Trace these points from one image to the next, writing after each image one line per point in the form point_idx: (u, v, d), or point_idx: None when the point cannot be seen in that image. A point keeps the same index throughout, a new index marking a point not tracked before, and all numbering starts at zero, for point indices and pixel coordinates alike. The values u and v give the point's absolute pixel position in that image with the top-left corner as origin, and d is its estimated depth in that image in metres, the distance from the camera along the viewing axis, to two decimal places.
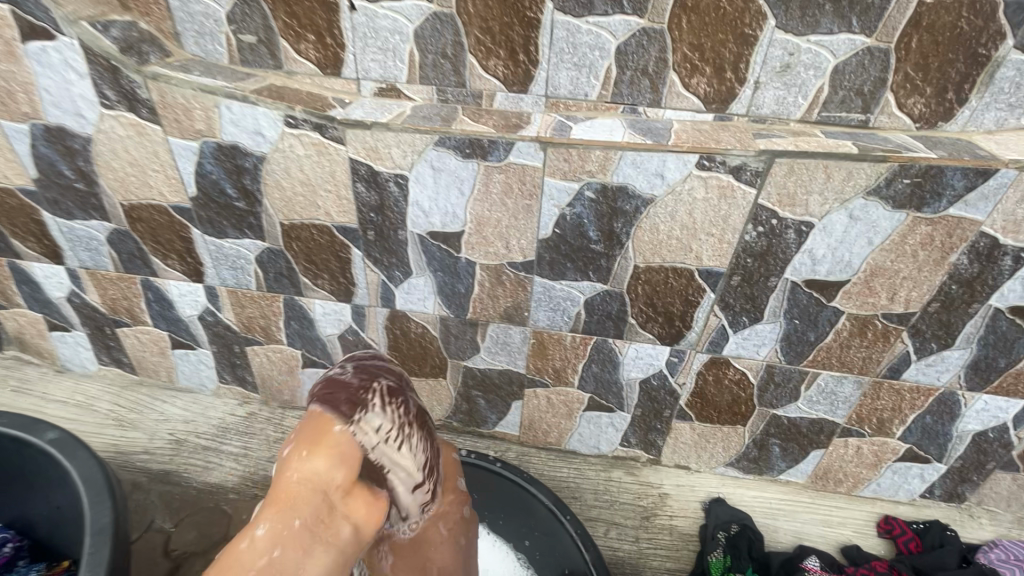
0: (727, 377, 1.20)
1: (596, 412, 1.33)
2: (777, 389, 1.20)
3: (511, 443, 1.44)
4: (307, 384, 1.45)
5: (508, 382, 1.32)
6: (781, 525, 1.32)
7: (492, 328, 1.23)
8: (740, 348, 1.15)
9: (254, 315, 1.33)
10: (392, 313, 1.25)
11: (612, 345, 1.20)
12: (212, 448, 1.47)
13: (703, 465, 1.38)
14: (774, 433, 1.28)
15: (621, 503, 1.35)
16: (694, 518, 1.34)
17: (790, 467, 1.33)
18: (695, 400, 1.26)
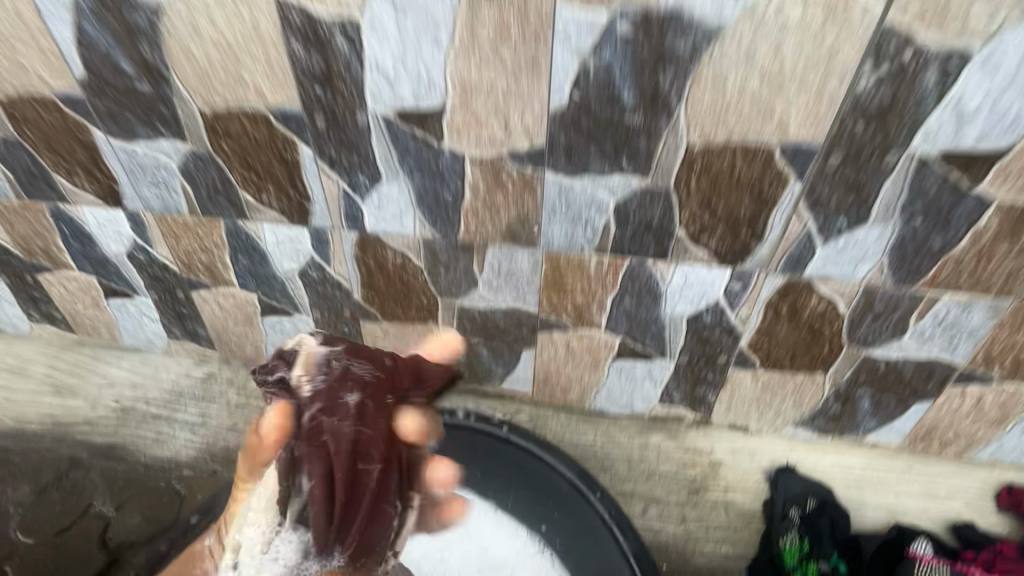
0: (805, 310, 0.90)
1: (629, 362, 1.04)
2: (874, 322, 0.89)
3: (523, 403, 1.16)
4: (270, 336, 1.18)
5: (515, 326, 1.04)
6: (869, 499, 1.04)
7: (491, 252, 0.94)
8: (830, 264, 0.84)
9: (194, 250, 1.06)
10: (362, 238, 0.97)
11: (652, 269, 0.90)
12: (164, 417, 1.22)
13: (766, 426, 1.08)
14: (865, 382, 0.97)
15: (661, 476, 1.08)
16: (756, 492, 1.05)
17: (883, 425, 1.03)
18: (761, 341, 0.96)
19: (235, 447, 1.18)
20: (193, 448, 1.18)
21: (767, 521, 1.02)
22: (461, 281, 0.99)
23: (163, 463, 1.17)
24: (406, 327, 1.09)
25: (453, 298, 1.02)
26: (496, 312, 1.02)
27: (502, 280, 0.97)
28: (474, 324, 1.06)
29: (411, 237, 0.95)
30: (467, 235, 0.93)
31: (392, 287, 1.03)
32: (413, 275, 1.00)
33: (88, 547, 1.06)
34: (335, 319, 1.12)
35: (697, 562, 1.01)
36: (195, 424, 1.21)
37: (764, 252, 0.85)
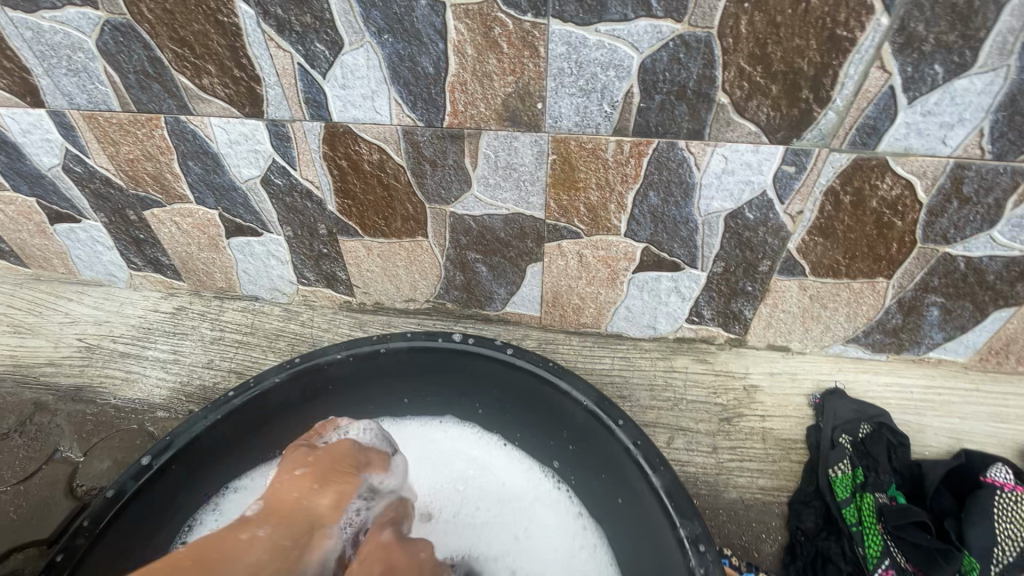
0: (873, 198, 0.73)
1: (652, 275, 0.89)
2: (961, 208, 0.72)
3: (530, 329, 1.03)
4: (240, 262, 1.04)
5: (518, 237, 0.88)
6: (932, 423, 0.89)
7: (486, 141, 0.77)
8: (914, 134, 0.66)
9: (136, 157, 0.89)
10: (331, 131, 0.79)
11: (685, 153, 0.73)
12: (133, 355, 1.08)
13: (809, 345, 0.96)
14: (936, 287, 0.82)
15: (689, 403, 0.94)
16: (798, 419, 0.92)
17: (949, 340, 0.89)
18: (813, 242, 0.80)
19: (211, 386, 1.03)
20: (165, 386, 1.04)
21: (813, 449, 0.88)
22: (452, 181, 0.82)
23: (134, 403, 1.02)
24: (392, 244, 0.94)
25: (444, 204, 0.86)
26: (495, 220, 0.87)
27: (501, 177, 0.80)
28: (470, 236, 0.90)
29: (388, 127, 0.78)
30: (454, 121, 0.75)
31: (372, 194, 0.87)
32: (395, 176, 0.84)
33: (53, 493, 0.91)
34: (310, 238, 0.96)
35: (730, 497, 0.86)
36: (166, 360, 1.07)
37: (832, 120, 0.67)
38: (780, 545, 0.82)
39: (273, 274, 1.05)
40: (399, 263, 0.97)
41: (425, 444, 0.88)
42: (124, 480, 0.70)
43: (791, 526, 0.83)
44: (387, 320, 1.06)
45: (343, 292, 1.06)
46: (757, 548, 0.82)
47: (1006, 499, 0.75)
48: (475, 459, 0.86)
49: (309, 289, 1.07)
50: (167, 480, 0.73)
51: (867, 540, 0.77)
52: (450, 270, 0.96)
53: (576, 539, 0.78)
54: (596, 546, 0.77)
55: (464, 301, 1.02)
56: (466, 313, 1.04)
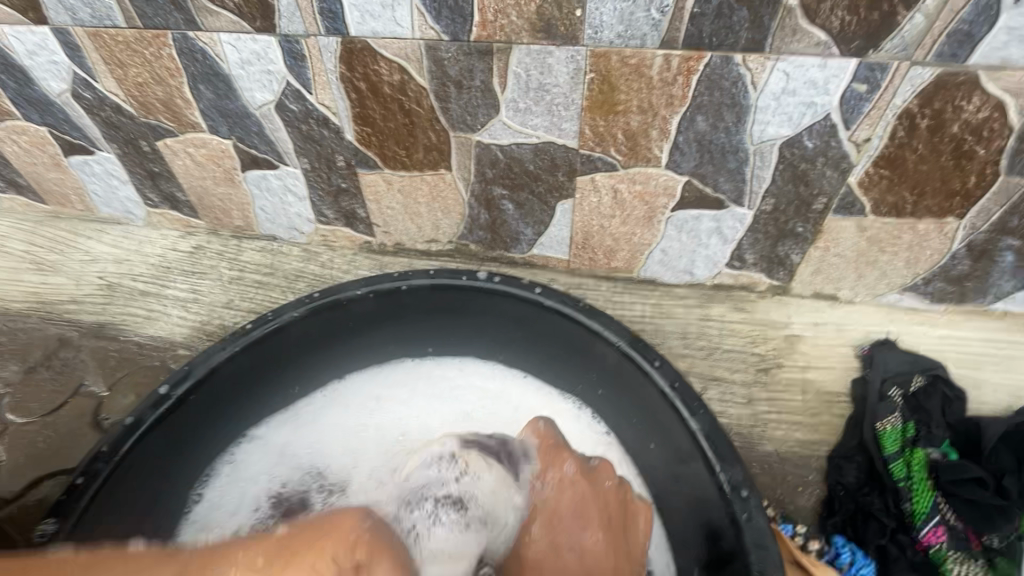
0: (954, 121, 0.65)
1: (692, 214, 0.83)
2: None
3: (557, 273, 0.98)
4: (257, 199, 1.00)
5: (549, 170, 0.82)
6: (990, 378, 0.83)
7: (517, 57, 0.69)
8: (1015, 41, 0.57)
9: (145, 80, 0.84)
10: (348, 47, 0.73)
11: (741, 70, 0.65)
12: (153, 294, 1.07)
13: (860, 294, 0.88)
14: (1014, 228, 0.73)
15: (725, 352, 0.89)
16: (843, 371, 0.86)
17: (1019, 289, 0.81)
18: (878, 175, 0.72)
19: (231, 325, 1.02)
20: (186, 325, 1.03)
21: (858, 402, 0.83)
22: (478, 106, 0.76)
23: (156, 341, 1.02)
24: (414, 178, 0.89)
25: (469, 132, 0.80)
26: (524, 150, 0.80)
27: (533, 100, 0.73)
28: (496, 169, 0.84)
29: (409, 42, 0.71)
30: (482, 33, 0.68)
31: (392, 121, 0.81)
32: (417, 100, 0.77)
33: (81, 425, 0.93)
34: (327, 171, 0.91)
35: (765, 449, 0.82)
36: (186, 300, 1.05)
37: (919, 25, 0.58)
38: (818, 498, 0.78)
39: (290, 212, 1.01)
40: (420, 200, 0.92)
41: (441, 380, 0.83)
42: (144, 409, 0.69)
43: (831, 480, 0.78)
44: (408, 262, 1.02)
45: (363, 232, 1.01)
46: (792, 500, 0.79)
47: None
48: (492, 393, 0.82)
49: (327, 229, 1.03)
50: (185, 412, 0.72)
51: (917, 495, 0.73)
52: (474, 207, 0.91)
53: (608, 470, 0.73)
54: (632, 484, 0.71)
55: (489, 243, 0.97)
56: (490, 255, 0.99)
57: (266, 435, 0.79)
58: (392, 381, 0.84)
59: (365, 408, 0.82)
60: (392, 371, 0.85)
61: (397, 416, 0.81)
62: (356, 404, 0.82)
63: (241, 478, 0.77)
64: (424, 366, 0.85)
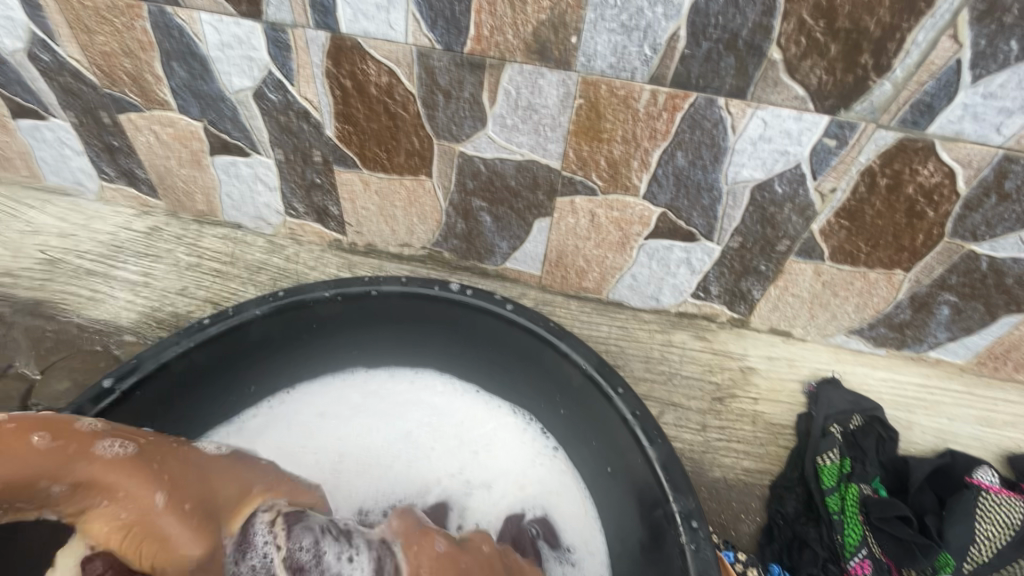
0: (910, 183, 0.69)
1: (665, 243, 0.85)
2: (998, 205, 0.69)
3: (528, 288, 0.99)
4: (224, 184, 0.96)
5: (529, 188, 0.83)
6: (921, 421, 0.89)
7: (509, 75, 0.69)
8: (969, 117, 0.62)
9: (113, 50, 0.79)
10: (337, 44, 0.71)
11: (723, 113, 0.67)
12: (101, 273, 1.00)
13: (811, 332, 0.93)
14: (953, 285, 0.79)
15: (683, 378, 0.92)
16: (791, 405, 0.90)
17: (952, 341, 0.87)
18: (837, 225, 0.76)
19: (184, 314, 0.97)
20: (135, 309, 0.97)
21: (802, 436, 0.87)
22: (465, 117, 0.76)
23: (99, 324, 0.96)
24: (392, 180, 0.87)
25: (453, 142, 0.79)
26: (506, 165, 0.80)
27: (520, 118, 0.74)
28: (477, 181, 0.84)
29: (401, 47, 0.70)
30: (476, 47, 0.68)
31: (375, 122, 0.80)
32: (403, 105, 0.76)
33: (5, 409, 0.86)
34: (302, 164, 0.89)
35: (713, 476, 0.85)
36: (137, 283, 1.00)
37: (887, 92, 0.62)
38: (758, 526, 0.82)
39: (259, 201, 0.97)
40: (396, 203, 0.91)
41: (390, 396, 0.83)
42: (82, 401, 0.65)
43: (771, 509, 0.82)
44: (378, 264, 1.00)
45: (334, 230, 0.99)
46: (735, 526, 0.82)
47: (989, 501, 0.76)
48: (439, 409, 0.83)
49: (297, 223, 1.00)
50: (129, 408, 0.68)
51: (848, 529, 0.77)
52: (451, 216, 0.90)
53: (547, 486, 0.76)
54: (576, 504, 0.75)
55: (463, 252, 0.96)
56: (462, 264, 0.99)
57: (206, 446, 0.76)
58: (335, 394, 0.83)
59: (304, 427, 0.80)
60: (345, 382, 0.84)
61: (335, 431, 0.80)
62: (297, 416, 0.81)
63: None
64: (379, 376, 0.85)
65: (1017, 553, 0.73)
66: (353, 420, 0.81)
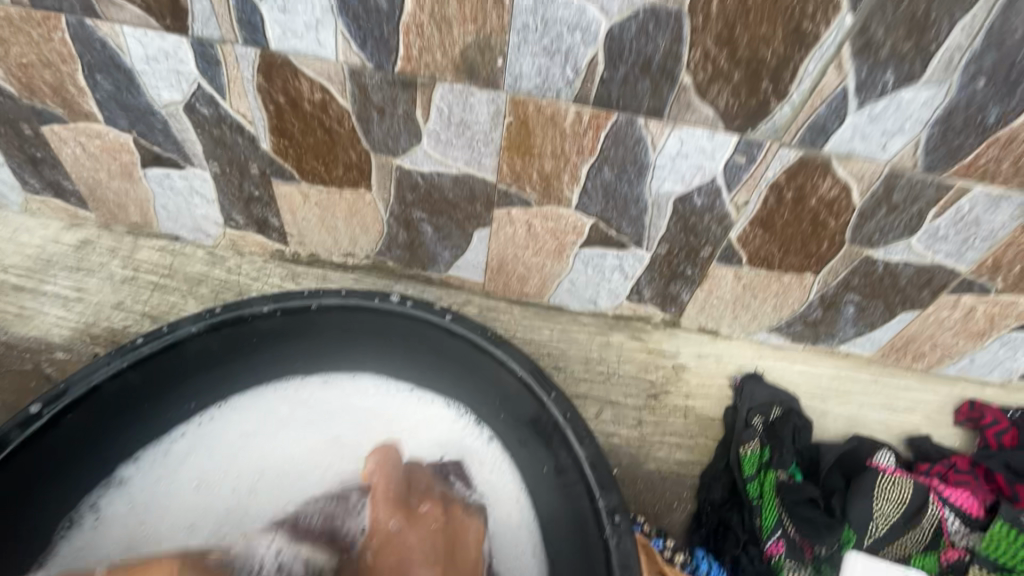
0: (812, 196, 0.76)
1: (598, 251, 0.89)
2: (887, 216, 0.76)
3: (472, 295, 1.02)
4: (158, 196, 0.94)
5: (467, 199, 0.85)
6: (833, 410, 0.97)
7: (440, 94, 0.72)
8: (857, 138, 0.68)
9: (30, 61, 0.77)
10: (267, 61, 0.71)
11: (643, 132, 0.72)
12: (28, 289, 0.97)
13: (737, 331, 1.00)
14: (855, 286, 0.87)
15: (621, 377, 0.97)
16: (719, 398, 0.97)
17: (859, 335, 0.95)
18: (753, 233, 0.82)
19: (120, 329, 0.95)
20: (67, 325, 0.95)
21: (728, 428, 0.94)
22: (400, 132, 0.77)
23: (28, 342, 0.93)
24: (332, 192, 0.88)
25: (390, 156, 0.81)
26: (443, 178, 0.82)
27: (454, 134, 0.76)
28: (416, 193, 0.86)
29: (332, 64, 0.71)
30: (406, 66, 0.70)
31: (311, 137, 0.80)
32: (338, 120, 0.77)
33: None
34: (239, 177, 0.88)
35: (648, 468, 0.91)
36: (68, 298, 0.97)
37: (787, 114, 0.67)
38: (688, 513, 0.88)
39: (197, 213, 0.96)
40: (338, 214, 0.92)
41: (325, 404, 0.85)
42: (7, 428, 0.64)
43: (700, 497, 0.89)
44: (322, 274, 1.01)
45: (276, 240, 0.99)
46: (668, 515, 0.88)
47: (887, 480, 0.84)
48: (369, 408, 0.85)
49: (237, 233, 0.99)
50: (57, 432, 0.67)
51: (765, 511, 0.84)
52: (393, 226, 0.92)
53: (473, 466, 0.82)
54: (507, 495, 0.80)
55: (407, 261, 0.98)
56: (407, 272, 1.00)
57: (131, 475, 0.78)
58: (268, 404, 0.84)
59: (238, 438, 0.81)
60: (279, 394, 0.84)
61: (270, 442, 0.81)
62: (232, 429, 0.82)
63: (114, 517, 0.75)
64: (315, 385, 0.85)
65: (907, 527, 0.82)
66: (288, 430, 0.82)
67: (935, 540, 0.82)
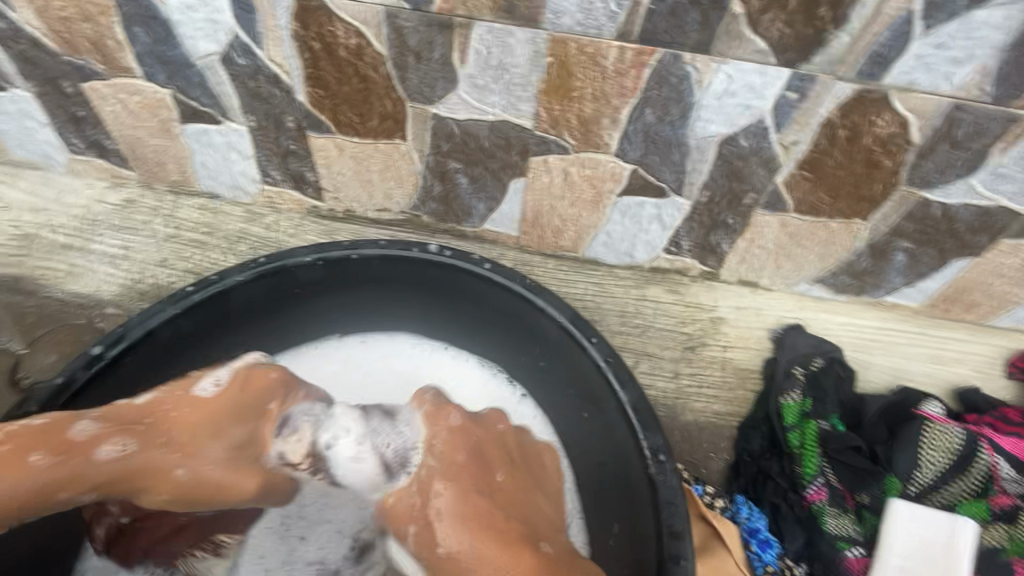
0: (867, 134, 0.72)
1: (637, 200, 0.88)
2: (948, 153, 0.72)
3: (507, 249, 1.01)
4: (197, 153, 0.95)
5: (503, 148, 0.84)
6: (877, 362, 0.95)
7: (477, 34, 0.70)
8: (921, 67, 0.64)
9: (70, 15, 0.77)
10: (303, 5, 0.70)
11: (688, 68, 0.69)
12: (78, 247, 1.00)
13: (778, 282, 0.97)
14: (907, 232, 0.84)
15: (657, 330, 0.96)
16: (757, 350, 0.96)
17: (908, 286, 0.92)
18: (800, 177, 0.79)
19: (166, 285, 0.98)
20: (115, 281, 0.98)
21: (767, 379, 0.92)
22: (436, 78, 0.76)
23: (81, 298, 0.97)
24: (368, 144, 0.88)
25: (426, 104, 0.80)
26: (480, 127, 0.81)
27: (491, 78, 0.74)
28: (452, 143, 0.85)
29: (368, 6, 0.69)
30: (444, 5, 0.68)
31: (346, 86, 0.79)
32: (374, 67, 0.76)
33: None
34: (275, 131, 0.88)
35: (685, 419, 0.91)
36: (115, 255, 1.00)
37: (844, 44, 0.64)
38: (727, 463, 0.88)
39: (234, 169, 0.97)
40: (373, 168, 0.92)
41: (363, 360, 0.88)
42: (74, 367, 0.67)
43: (738, 447, 0.88)
44: (358, 230, 1.02)
45: (312, 196, 1.00)
46: (705, 465, 0.88)
47: (935, 430, 0.82)
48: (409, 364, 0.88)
49: (274, 190, 1.00)
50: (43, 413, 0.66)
51: (806, 460, 0.83)
52: (428, 179, 0.92)
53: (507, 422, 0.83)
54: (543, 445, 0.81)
55: (441, 215, 0.98)
56: (442, 227, 1.01)
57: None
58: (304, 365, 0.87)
59: None
60: (319, 351, 0.88)
61: None
62: None
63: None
64: (351, 343, 0.89)
65: (956, 474, 0.81)
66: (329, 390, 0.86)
67: (985, 489, 0.80)
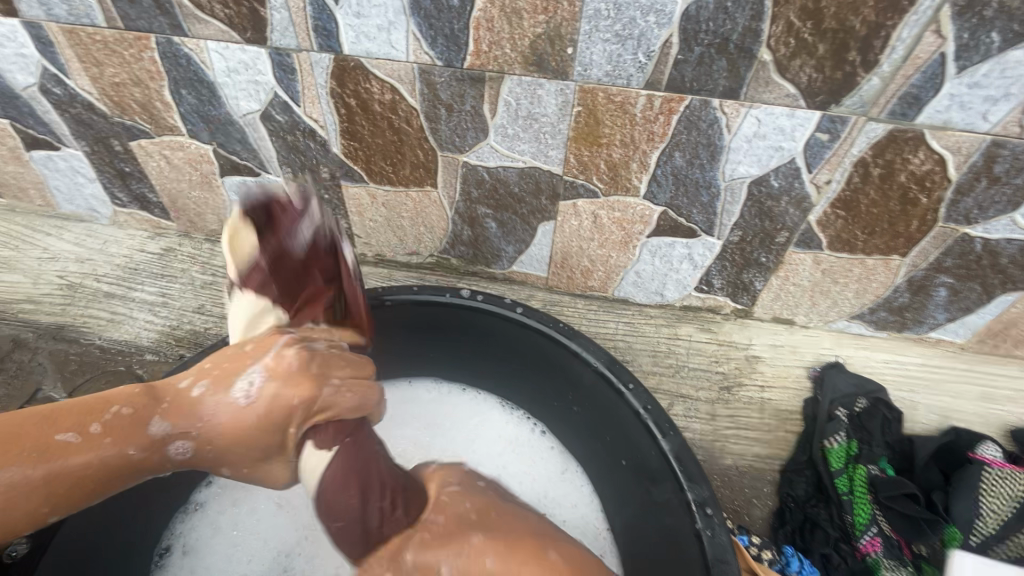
0: (902, 171, 0.71)
1: (667, 240, 0.87)
2: (988, 188, 0.71)
3: (535, 289, 1.01)
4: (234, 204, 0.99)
5: (533, 193, 0.85)
6: (924, 400, 0.91)
7: (508, 87, 0.72)
8: (956, 106, 0.64)
9: (123, 80, 0.82)
10: (341, 65, 0.73)
11: (718, 113, 0.69)
12: (119, 295, 1.03)
13: (814, 319, 0.96)
14: (949, 268, 0.81)
15: (691, 370, 0.94)
16: (796, 390, 0.93)
17: (951, 321, 0.90)
18: (834, 215, 0.78)
19: (202, 330, 1.00)
20: (154, 328, 1.00)
21: (808, 420, 0.89)
22: (467, 129, 0.78)
23: (120, 344, 0.98)
24: (399, 191, 0.90)
25: (457, 153, 0.82)
26: (509, 172, 0.83)
27: (521, 127, 0.76)
28: (482, 189, 0.86)
29: (403, 65, 0.72)
30: (476, 61, 0.70)
31: (379, 138, 0.82)
32: (407, 120, 0.79)
33: None
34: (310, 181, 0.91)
35: (724, 463, 0.87)
36: (154, 303, 1.02)
37: (875, 87, 0.64)
38: (770, 510, 0.84)
39: None
40: (404, 215, 0.94)
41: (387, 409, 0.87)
42: None
43: (782, 492, 0.84)
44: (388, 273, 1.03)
45: None
46: (748, 511, 0.84)
47: (993, 475, 0.78)
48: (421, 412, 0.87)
49: None
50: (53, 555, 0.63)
51: (857, 507, 0.79)
52: (458, 224, 0.93)
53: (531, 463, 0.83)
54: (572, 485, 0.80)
55: (471, 258, 0.99)
56: (470, 269, 1.01)
57: (207, 499, 0.80)
58: None
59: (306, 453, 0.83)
60: None
61: None
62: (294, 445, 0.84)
63: (199, 546, 0.78)
64: None
65: None
66: None
67: None
